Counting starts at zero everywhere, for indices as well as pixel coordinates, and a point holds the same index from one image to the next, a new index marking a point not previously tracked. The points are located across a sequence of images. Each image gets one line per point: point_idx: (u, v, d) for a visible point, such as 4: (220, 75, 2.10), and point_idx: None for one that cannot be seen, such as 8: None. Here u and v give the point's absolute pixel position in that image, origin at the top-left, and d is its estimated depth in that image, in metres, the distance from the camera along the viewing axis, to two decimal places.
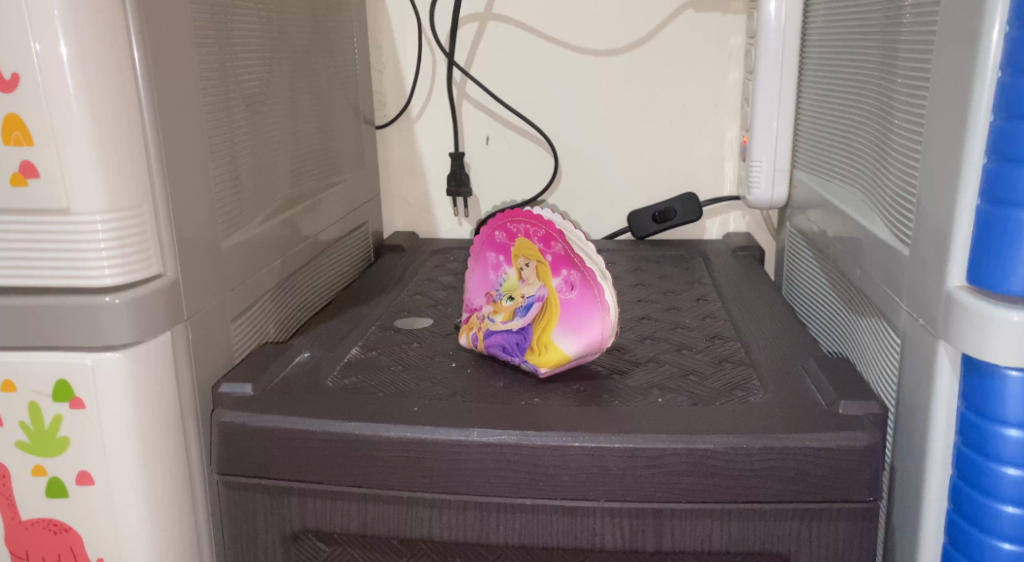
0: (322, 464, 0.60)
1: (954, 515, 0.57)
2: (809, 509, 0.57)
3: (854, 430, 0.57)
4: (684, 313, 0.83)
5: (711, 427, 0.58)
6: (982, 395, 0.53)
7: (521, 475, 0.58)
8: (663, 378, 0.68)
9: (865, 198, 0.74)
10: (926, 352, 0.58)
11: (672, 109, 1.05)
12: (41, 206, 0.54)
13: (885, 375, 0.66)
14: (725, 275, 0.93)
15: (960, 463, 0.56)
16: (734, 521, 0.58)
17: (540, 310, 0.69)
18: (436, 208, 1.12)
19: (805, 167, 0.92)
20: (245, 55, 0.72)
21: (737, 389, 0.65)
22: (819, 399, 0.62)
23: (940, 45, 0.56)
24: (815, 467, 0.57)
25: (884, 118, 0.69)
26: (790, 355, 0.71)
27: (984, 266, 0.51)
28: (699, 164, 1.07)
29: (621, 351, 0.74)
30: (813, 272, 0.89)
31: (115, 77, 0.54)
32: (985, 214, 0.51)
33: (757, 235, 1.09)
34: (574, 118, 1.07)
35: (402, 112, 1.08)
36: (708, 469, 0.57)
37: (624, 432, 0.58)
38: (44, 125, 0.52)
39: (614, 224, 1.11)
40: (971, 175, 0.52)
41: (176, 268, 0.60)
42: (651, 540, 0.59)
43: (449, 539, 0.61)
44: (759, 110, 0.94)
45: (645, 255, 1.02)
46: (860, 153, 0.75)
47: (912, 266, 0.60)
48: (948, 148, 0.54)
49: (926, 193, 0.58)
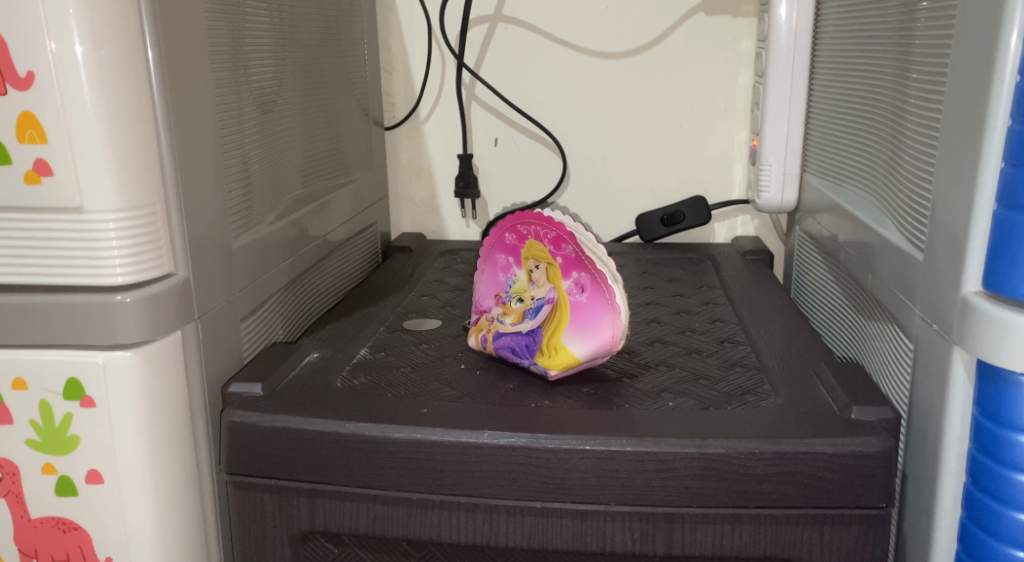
0: (332, 465, 0.60)
1: (968, 522, 0.56)
2: (821, 514, 0.57)
3: (866, 436, 0.57)
4: (693, 316, 0.83)
5: (723, 432, 0.58)
6: (996, 402, 0.53)
7: (531, 478, 0.58)
8: (674, 382, 0.68)
9: (877, 202, 0.74)
10: (940, 358, 0.58)
11: (682, 112, 1.05)
12: (55, 204, 0.53)
13: (897, 380, 0.66)
14: (734, 279, 0.93)
15: (974, 470, 0.56)
16: (745, 525, 0.57)
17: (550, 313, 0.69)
18: (444, 210, 1.12)
19: (816, 171, 0.92)
20: (257, 55, 0.71)
21: (749, 393, 0.65)
22: (831, 404, 0.61)
23: (956, 49, 0.56)
24: (829, 473, 0.56)
25: (898, 121, 0.69)
26: (801, 360, 0.70)
27: (1001, 272, 0.51)
28: (708, 168, 1.07)
29: (631, 354, 0.74)
30: (824, 277, 0.89)
31: (130, 75, 0.53)
32: (1001, 219, 0.51)
33: (766, 239, 1.08)
34: (584, 121, 1.07)
35: (411, 113, 1.08)
36: (720, 474, 0.57)
37: (636, 435, 0.58)
38: (58, 123, 0.52)
39: (622, 227, 1.10)
40: (989, 178, 0.52)
41: (188, 268, 0.59)
42: (661, 545, 0.58)
43: (458, 541, 0.60)
44: (770, 113, 0.94)
45: (653, 258, 1.02)
46: (873, 157, 0.75)
47: (927, 270, 0.59)
48: (964, 152, 0.54)
49: (942, 198, 0.57)
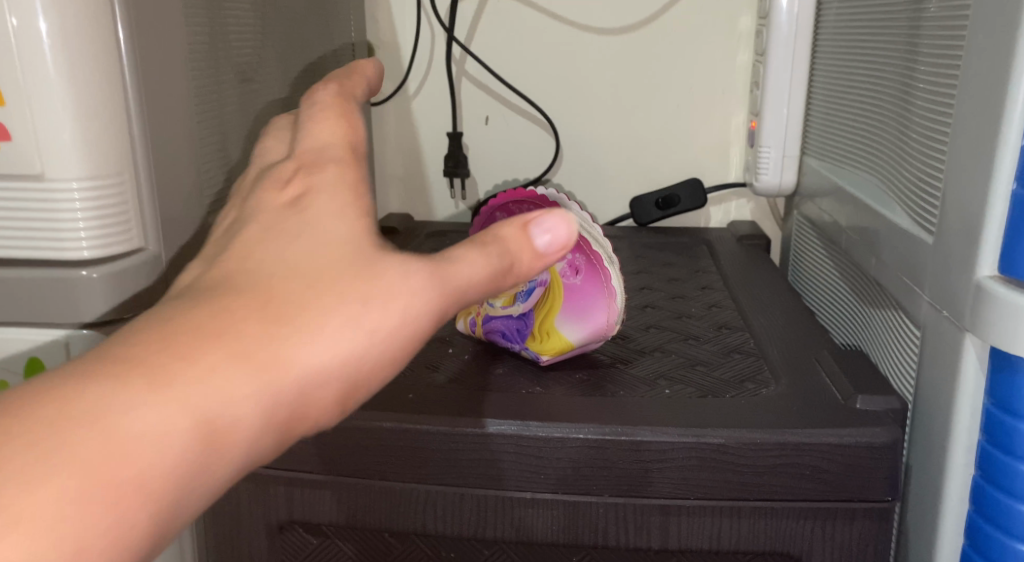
0: (311, 452, 0.57)
1: (976, 516, 0.54)
2: (823, 507, 0.54)
3: (872, 427, 0.54)
4: (689, 301, 0.80)
5: (722, 421, 0.56)
6: (1008, 392, 0.50)
7: (521, 468, 0.55)
8: (670, 368, 0.65)
9: (882, 184, 0.71)
10: (949, 346, 0.55)
11: (678, 92, 1.02)
12: (14, 171, 0.50)
13: (901, 369, 0.63)
14: (730, 264, 0.91)
15: (983, 462, 0.53)
16: (744, 518, 0.55)
17: (542, 297, 0.67)
18: (432, 190, 1.09)
19: (816, 153, 0.89)
20: (235, 23, 0.68)
21: (749, 381, 0.62)
22: (834, 393, 0.59)
23: (973, 20, 0.53)
24: (832, 464, 0.54)
25: (906, 99, 0.66)
26: (802, 346, 0.68)
27: (1018, 255, 0.48)
28: (704, 149, 1.04)
29: (625, 340, 0.71)
30: (824, 262, 0.86)
31: (96, 35, 0.50)
32: (1020, 199, 0.48)
33: (762, 224, 1.06)
34: (578, 100, 1.04)
35: (398, 89, 1.04)
36: (718, 465, 0.54)
37: (631, 424, 0.55)
38: (16, 84, 0.48)
39: (615, 210, 1.07)
40: (1008, 157, 0.49)
41: (160, 243, 0.56)
42: (656, 538, 0.56)
43: (443, 533, 0.57)
44: (769, 93, 0.91)
45: (647, 243, 0.99)
46: (878, 138, 0.72)
47: (937, 254, 0.57)
48: (980, 129, 0.51)
49: (955, 178, 0.54)
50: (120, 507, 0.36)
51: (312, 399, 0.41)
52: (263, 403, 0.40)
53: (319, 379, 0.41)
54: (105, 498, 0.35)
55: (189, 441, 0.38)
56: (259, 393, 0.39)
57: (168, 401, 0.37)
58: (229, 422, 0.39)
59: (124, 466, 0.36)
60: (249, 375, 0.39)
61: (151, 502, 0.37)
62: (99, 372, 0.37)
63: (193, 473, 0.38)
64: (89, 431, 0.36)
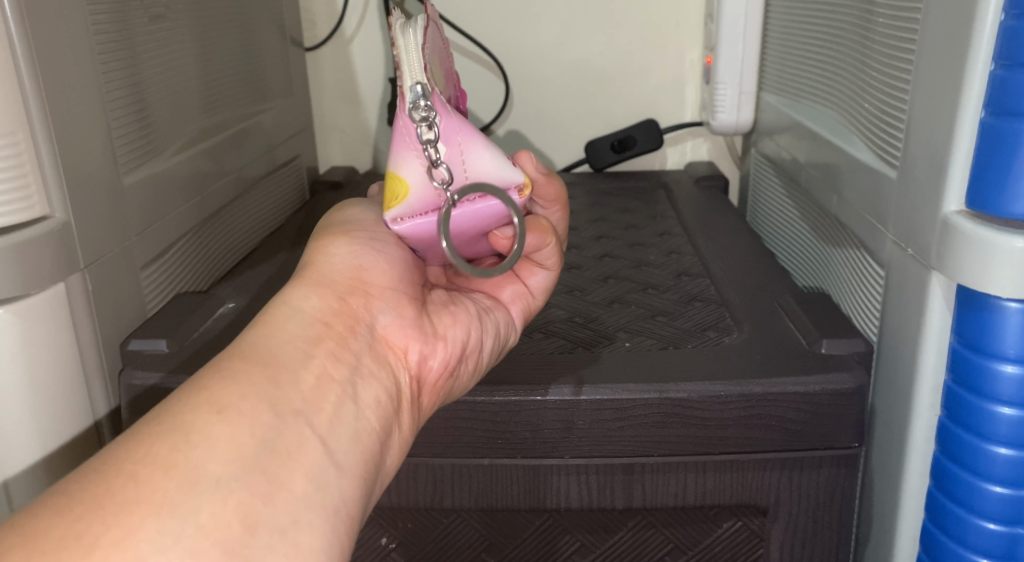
0: None
1: (942, 457, 0.52)
2: (790, 458, 0.53)
3: (838, 373, 0.52)
4: (648, 249, 0.77)
5: (685, 374, 0.53)
6: (977, 329, 0.48)
7: (478, 435, 0.53)
8: (630, 321, 0.63)
9: (838, 117, 0.68)
10: (915, 284, 0.52)
11: (629, 27, 0.98)
12: None
13: (865, 309, 0.61)
14: (689, 206, 0.88)
15: (949, 401, 0.51)
16: (709, 473, 0.53)
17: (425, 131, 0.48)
18: (377, 140, 1.03)
19: (773, 89, 0.86)
20: None
21: (710, 329, 0.60)
22: (799, 338, 0.57)
23: None
24: (798, 414, 0.52)
25: (864, 25, 0.63)
26: (764, 291, 0.65)
27: (985, 187, 0.46)
28: (659, 88, 1.00)
29: (582, 293, 0.68)
30: (784, 203, 0.83)
31: None
32: (988, 128, 0.45)
33: (719, 163, 1.03)
34: (526, 38, 0.99)
35: (334, 31, 0.98)
36: (681, 419, 0.52)
37: (591, 382, 0.53)
38: None
39: (570, 155, 1.04)
40: (976, 83, 0.46)
41: (68, 210, 0.51)
42: (620, 498, 0.54)
43: (398, 504, 0.55)
44: (723, 25, 0.88)
45: (601, 188, 0.96)
46: (837, 69, 0.69)
47: (901, 190, 0.54)
48: (947, 56, 0.48)
49: (920, 107, 0.51)
50: (249, 429, 0.37)
51: (384, 300, 0.47)
52: (368, 316, 0.46)
53: (404, 305, 0.48)
54: (256, 396, 0.39)
55: (332, 351, 0.43)
56: (337, 310, 0.45)
57: (281, 328, 0.43)
58: (363, 343, 0.45)
59: (288, 367, 0.41)
60: (304, 313, 0.44)
61: (335, 386, 0.42)
62: (240, 344, 0.42)
63: (356, 372, 0.43)
64: (243, 363, 0.40)
